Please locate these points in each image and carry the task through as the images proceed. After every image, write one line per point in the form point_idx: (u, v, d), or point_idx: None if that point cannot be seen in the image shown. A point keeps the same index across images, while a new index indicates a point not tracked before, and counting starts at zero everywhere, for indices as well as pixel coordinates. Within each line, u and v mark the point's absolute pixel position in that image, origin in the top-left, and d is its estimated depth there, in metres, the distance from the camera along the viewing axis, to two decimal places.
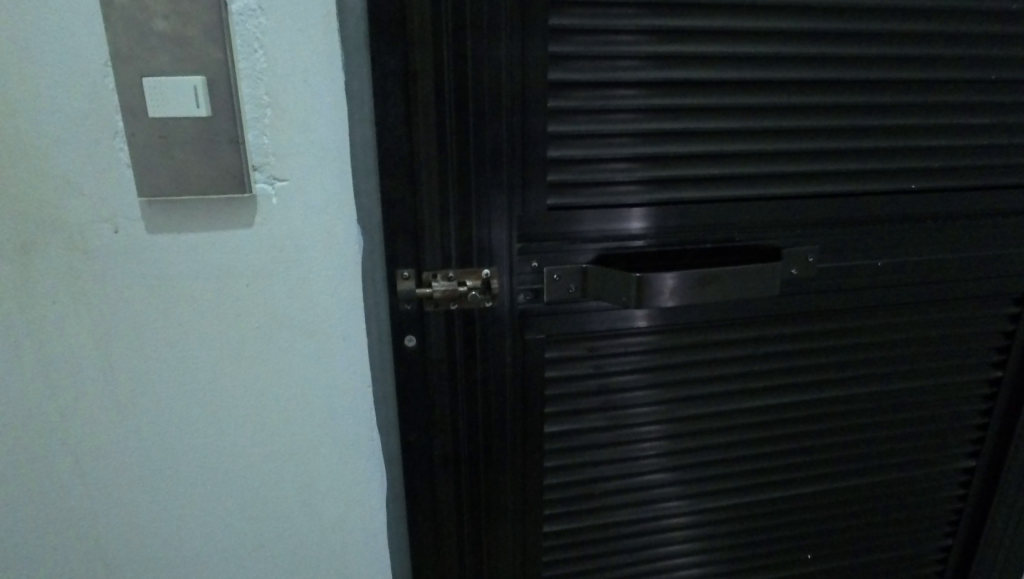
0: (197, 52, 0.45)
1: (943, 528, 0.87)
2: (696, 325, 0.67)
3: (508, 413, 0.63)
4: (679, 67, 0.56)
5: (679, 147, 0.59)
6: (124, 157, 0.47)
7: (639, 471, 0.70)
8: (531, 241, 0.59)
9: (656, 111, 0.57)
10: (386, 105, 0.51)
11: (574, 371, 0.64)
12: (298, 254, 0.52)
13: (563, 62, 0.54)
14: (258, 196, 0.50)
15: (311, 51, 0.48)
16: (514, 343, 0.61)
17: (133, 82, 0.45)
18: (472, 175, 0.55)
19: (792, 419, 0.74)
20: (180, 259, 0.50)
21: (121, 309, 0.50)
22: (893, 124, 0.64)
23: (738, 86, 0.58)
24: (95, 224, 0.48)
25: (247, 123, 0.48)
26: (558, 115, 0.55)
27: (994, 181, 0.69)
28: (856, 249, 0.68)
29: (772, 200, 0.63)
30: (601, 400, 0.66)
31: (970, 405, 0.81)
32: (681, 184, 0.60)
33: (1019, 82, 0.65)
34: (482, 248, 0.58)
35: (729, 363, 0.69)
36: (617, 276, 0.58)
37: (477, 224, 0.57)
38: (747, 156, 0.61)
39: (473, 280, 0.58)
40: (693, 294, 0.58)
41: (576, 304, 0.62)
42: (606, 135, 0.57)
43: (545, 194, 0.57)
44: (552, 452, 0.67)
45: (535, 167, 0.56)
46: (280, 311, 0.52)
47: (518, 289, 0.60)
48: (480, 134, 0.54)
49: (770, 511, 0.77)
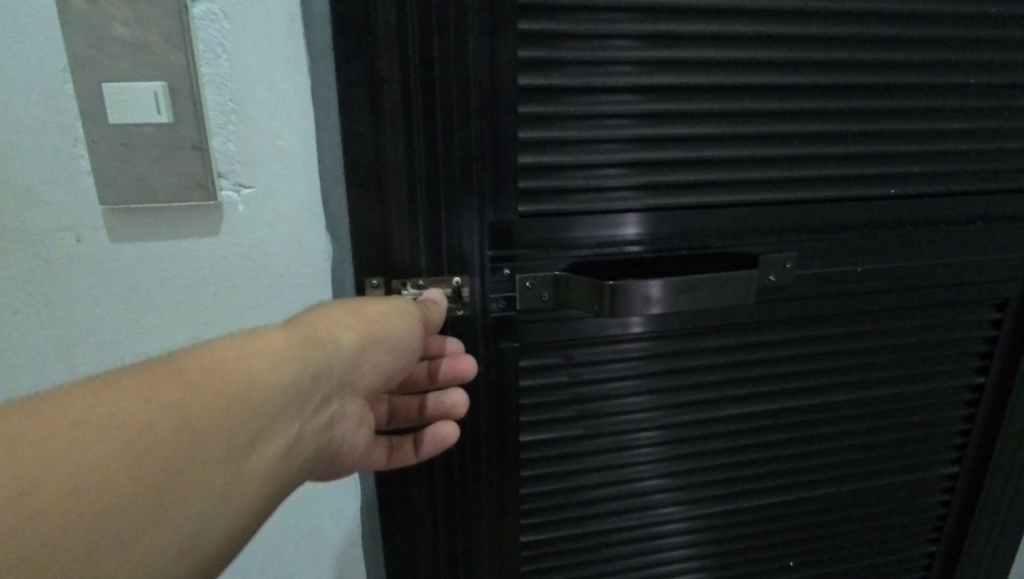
0: (157, 57, 0.44)
1: (929, 536, 0.86)
2: (677, 334, 0.65)
3: (484, 423, 0.63)
4: (664, 71, 0.55)
5: (661, 153, 0.57)
6: (85, 164, 0.47)
7: (620, 482, 0.69)
8: (503, 249, 0.58)
9: (634, 116, 0.56)
10: (352, 111, 0.50)
11: (549, 379, 0.63)
12: (265, 261, 0.52)
13: (537, 67, 0.52)
14: (224, 203, 0.49)
15: (276, 57, 0.47)
16: (487, 351, 0.61)
17: (92, 88, 0.44)
18: (442, 182, 0.54)
19: (775, 430, 0.73)
20: (146, 267, 0.50)
21: (88, 315, 0.51)
22: (879, 128, 0.62)
23: (725, 90, 0.57)
24: (58, 231, 0.48)
25: (211, 130, 0.47)
26: (530, 121, 0.54)
27: (979, 185, 0.68)
28: (842, 256, 0.66)
29: (753, 207, 0.62)
30: (580, 410, 0.65)
31: (956, 413, 0.80)
32: (661, 190, 0.59)
33: (1007, 87, 0.64)
34: (454, 256, 0.57)
35: (712, 372, 0.68)
36: (590, 285, 0.56)
37: (448, 232, 0.56)
38: (728, 161, 0.59)
39: (444, 288, 0.57)
40: (667, 302, 0.56)
41: (552, 314, 0.61)
42: (580, 141, 0.55)
43: (517, 200, 0.56)
44: (527, 462, 0.66)
45: (506, 174, 0.55)
46: (248, 316, 0.53)
47: (491, 298, 0.59)
48: (450, 140, 0.52)
49: (756, 520, 0.76)
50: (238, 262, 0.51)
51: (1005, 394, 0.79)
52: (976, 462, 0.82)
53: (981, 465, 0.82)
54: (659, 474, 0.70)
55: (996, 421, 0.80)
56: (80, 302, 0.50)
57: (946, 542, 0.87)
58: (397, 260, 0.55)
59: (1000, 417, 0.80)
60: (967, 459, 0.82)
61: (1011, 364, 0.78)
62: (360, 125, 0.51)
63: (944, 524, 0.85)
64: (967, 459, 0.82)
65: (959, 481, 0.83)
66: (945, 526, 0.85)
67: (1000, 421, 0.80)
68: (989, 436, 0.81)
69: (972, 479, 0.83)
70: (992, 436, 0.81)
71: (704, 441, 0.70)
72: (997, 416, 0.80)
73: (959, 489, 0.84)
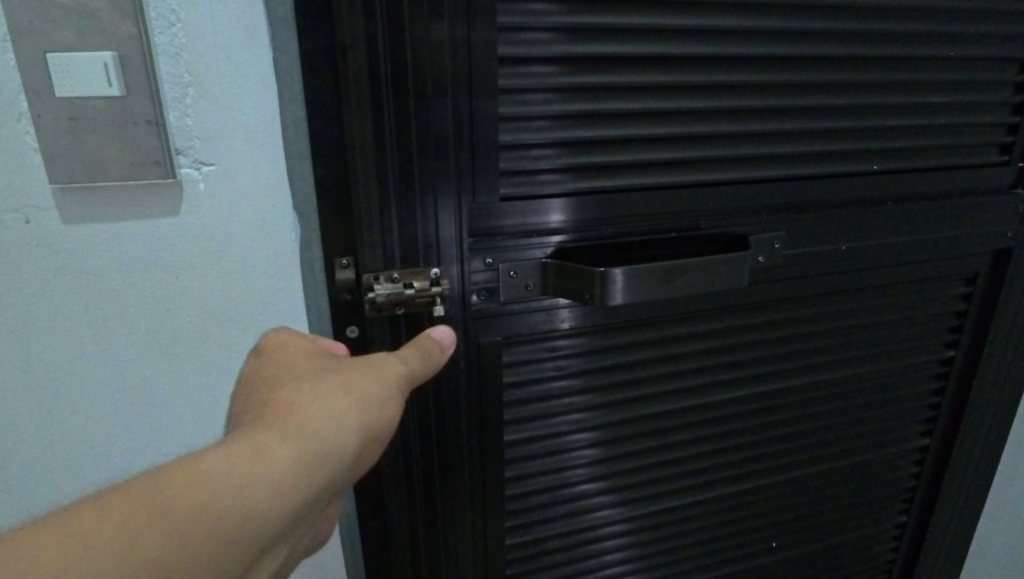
0: (104, 25, 0.42)
1: (900, 508, 0.88)
2: (661, 320, 0.65)
3: (464, 422, 0.62)
4: (640, 41, 0.54)
5: (637, 129, 0.57)
6: (31, 140, 0.44)
7: (602, 470, 0.69)
8: (484, 237, 0.56)
9: (608, 91, 0.55)
10: (315, 83, 0.48)
11: (533, 371, 0.63)
12: (229, 243, 0.50)
13: (513, 36, 0.51)
14: (183, 181, 0.47)
15: (233, 25, 0.44)
16: (467, 350, 0.60)
17: (34, 59, 0.42)
18: (415, 161, 0.52)
19: (752, 411, 0.74)
20: (101, 251, 0.48)
21: (39, 303, 0.48)
22: (849, 104, 0.63)
23: (699, 62, 0.57)
24: (4, 213, 0.45)
25: (166, 104, 0.45)
26: (506, 96, 0.52)
27: (944, 160, 0.69)
28: (820, 234, 0.66)
29: (730, 184, 0.62)
30: (562, 403, 0.65)
31: (927, 387, 0.81)
32: (639, 169, 0.59)
33: (968, 60, 0.66)
34: (429, 244, 0.55)
35: (692, 358, 0.68)
36: (579, 273, 0.55)
37: (422, 219, 0.54)
38: (702, 138, 0.59)
39: (421, 280, 0.56)
40: (658, 288, 0.56)
41: (534, 303, 0.60)
42: (557, 118, 0.54)
43: (497, 182, 0.55)
44: (509, 457, 0.65)
45: (484, 154, 0.53)
46: (214, 303, 0.51)
47: (471, 289, 0.58)
48: (423, 116, 0.51)
49: (734, 500, 0.77)
50: (201, 245, 0.49)
51: (973, 368, 0.81)
52: (945, 435, 0.84)
53: (949, 439, 0.84)
54: (638, 459, 0.71)
55: (963, 395, 0.82)
56: (31, 289, 0.47)
57: (916, 513, 0.89)
58: (367, 242, 0.54)
59: (967, 390, 0.82)
60: (936, 432, 0.84)
61: (980, 338, 0.79)
62: (324, 98, 0.49)
63: (913, 495, 0.88)
64: (937, 432, 0.84)
65: (929, 453, 0.85)
66: (913, 497, 0.88)
67: (968, 395, 0.82)
68: (957, 409, 0.83)
69: (941, 452, 0.85)
70: (959, 409, 0.83)
71: (682, 422, 0.71)
72: (965, 389, 0.82)
73: (929, 462, 0.86)
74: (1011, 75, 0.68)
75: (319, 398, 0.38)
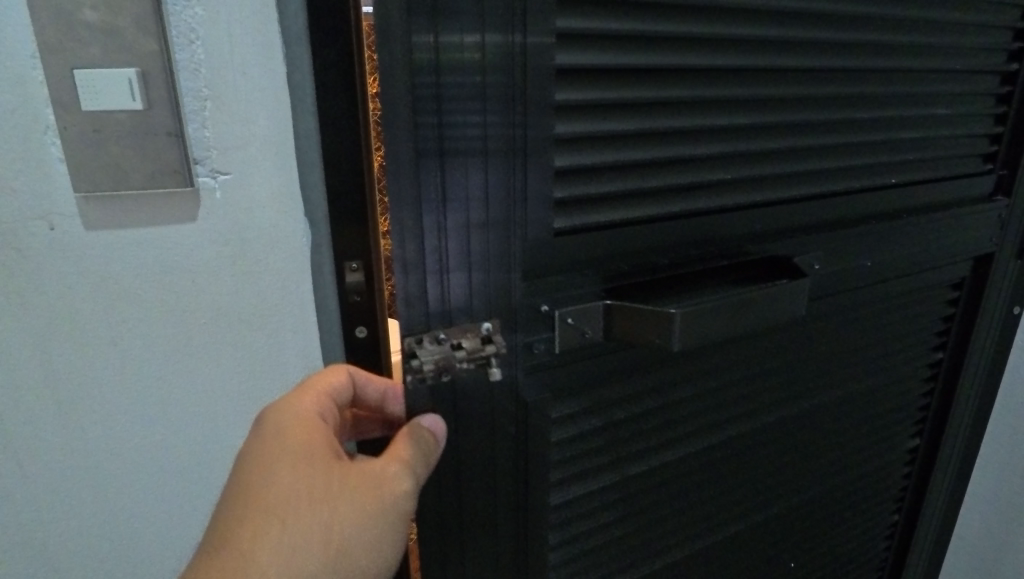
0: (129, 43, 0.44)
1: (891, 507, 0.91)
2: (704, 355, 0.62)
3: (501, 492, 0.55)
4: (685, 51, 0.51)
5: (686, 149, 0.53)
6: (57, 151, 0.46)
7: (641, 522, 0.64)
8: (533, 279, 0.50)
9: (653, 99, 0.51)
10: (328, 96, 0.50)
11: (581, 426, 0.57)
12: (244, 249, 0.52)
13: (564, 44, 0.45)
14: (200, 190, 0.50)
15: (249, 43, 0.47)
16: (512, 408, 0.53)
17: (62, 75, 0.44)
18: (462, 192, 0.46)
19: (776, 442, 0.72)
20: (122, 256, 0.50)
21: (61, 307, 0.50)
22: (861, 117, 0.63)
23: (739, 74, 0.54)
24: (29, 220, 0.47)
25: (186, 117, 0.47)
26: (559, 112, 0.47)
27: (936, 170, 0.71)
28: (843, 252, 0.67)
29: (768, 204, 0.60)
30: (610, 454, 0.59)
31: (916, 389, 0.84)
32: (690, 193, 0.55)
33: (953, 73, 0.68)
34: (476, 290, 0.48)
35: (727, 388, 0.66)
36: (648, 315, 0.50)
37: (467, 259, 0.47)
38: (735, 153, 0.56)
39: (471, 338, 0.49)
40: (728, 322, 0.52)
41: (587, 348, 0.55)
42: (610, 138, 0.50)
43: (552, 214, 0.49)
44: (552, 527, 0.58)
45: (540, 182, 0.47)
46: (230, 306, 0.54)
47: (519, 340, 0.51)
48: (468, 138, 0.44)
49: (758, 529, 0.75)
50: (217, 250, 0.52)
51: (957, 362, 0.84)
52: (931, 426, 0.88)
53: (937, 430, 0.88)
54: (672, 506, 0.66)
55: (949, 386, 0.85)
56: (54, 293, 0.49)
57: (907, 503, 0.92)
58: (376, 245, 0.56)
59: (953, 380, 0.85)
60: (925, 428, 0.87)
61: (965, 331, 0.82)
62: (336, 111, 0.51)
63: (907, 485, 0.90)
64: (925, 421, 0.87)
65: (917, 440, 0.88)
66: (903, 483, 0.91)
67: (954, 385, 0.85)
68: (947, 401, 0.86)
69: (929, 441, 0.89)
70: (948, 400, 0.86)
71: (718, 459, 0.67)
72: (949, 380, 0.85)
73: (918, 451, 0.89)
74: (988, 87, 0.72)
75: (296, 551, 0.40)
